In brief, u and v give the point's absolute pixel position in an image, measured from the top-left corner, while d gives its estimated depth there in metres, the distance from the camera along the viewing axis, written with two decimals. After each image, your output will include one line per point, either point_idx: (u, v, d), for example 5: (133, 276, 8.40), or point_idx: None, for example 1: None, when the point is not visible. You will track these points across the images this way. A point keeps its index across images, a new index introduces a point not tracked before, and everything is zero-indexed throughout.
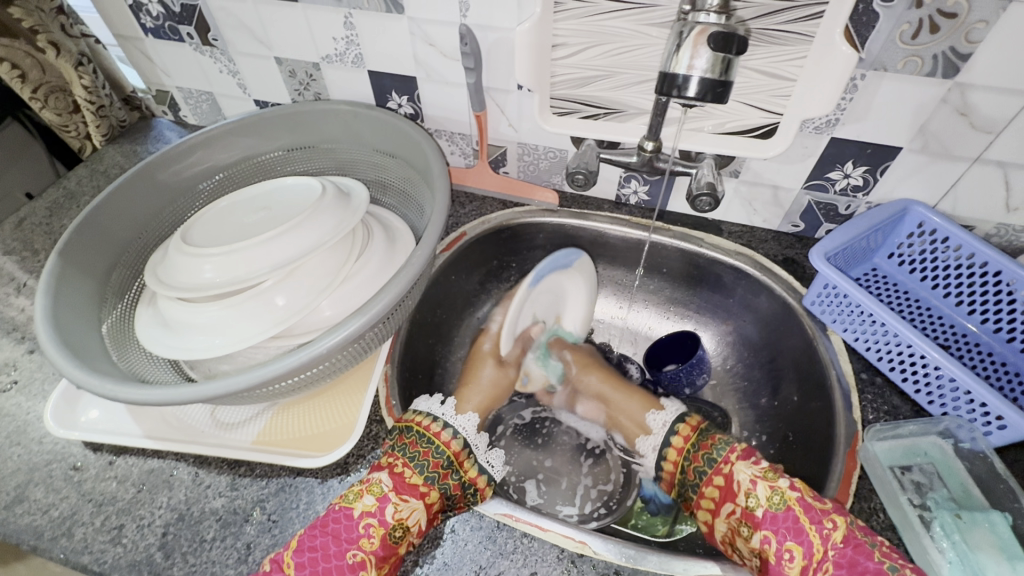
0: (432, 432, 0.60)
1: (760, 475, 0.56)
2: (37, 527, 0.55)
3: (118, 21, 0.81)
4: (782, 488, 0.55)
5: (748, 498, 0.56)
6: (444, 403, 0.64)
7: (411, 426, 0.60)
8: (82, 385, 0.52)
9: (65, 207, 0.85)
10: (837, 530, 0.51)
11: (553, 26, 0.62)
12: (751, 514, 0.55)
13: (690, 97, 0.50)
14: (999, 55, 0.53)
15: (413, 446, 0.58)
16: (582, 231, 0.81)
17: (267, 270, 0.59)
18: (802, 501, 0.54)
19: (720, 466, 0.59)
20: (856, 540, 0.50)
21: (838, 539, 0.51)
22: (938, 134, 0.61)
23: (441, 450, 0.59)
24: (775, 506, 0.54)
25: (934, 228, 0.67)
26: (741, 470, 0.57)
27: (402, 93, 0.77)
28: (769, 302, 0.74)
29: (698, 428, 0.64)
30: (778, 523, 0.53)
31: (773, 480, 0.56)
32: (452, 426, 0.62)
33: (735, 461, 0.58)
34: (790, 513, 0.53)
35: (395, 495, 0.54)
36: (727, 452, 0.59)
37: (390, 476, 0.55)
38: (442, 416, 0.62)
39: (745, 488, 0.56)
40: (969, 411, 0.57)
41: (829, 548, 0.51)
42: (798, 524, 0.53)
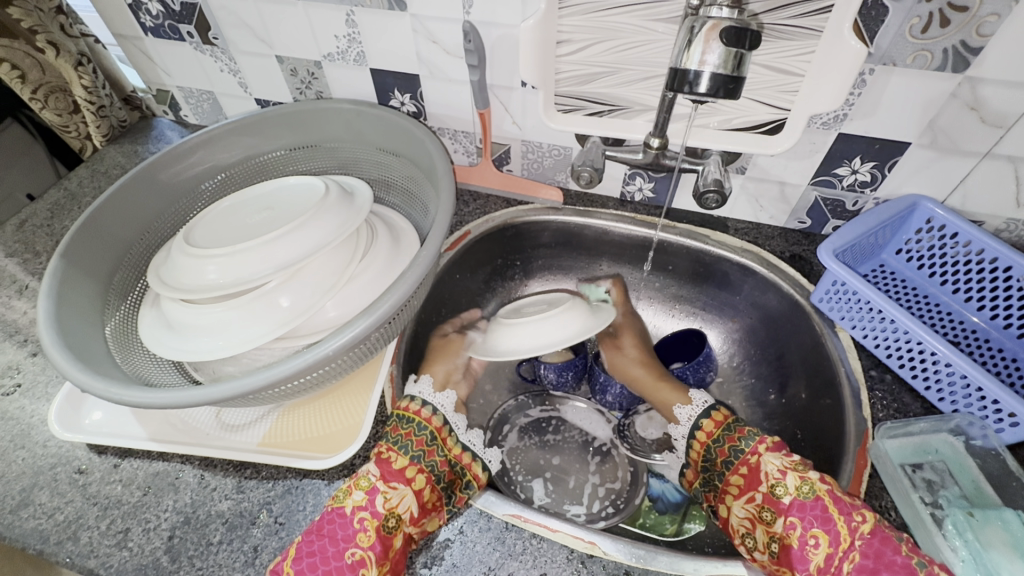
0: (411, 411, 0.61)
1: (790, 466, 0.56)
2: (42, 531, 0.54)
3: (117, 21, 0.80)
4: (812, 478, 0.54)
5: (774, 485, 0.55)
6: (420, 381, 0.65)
7: (395, 413, 0.61)
8: (86, 388, 0.52)
9: (66, 209, 0.84)
10: (865, 522, 0.50)
11: (557, 23, 0.62)
12: (776, 501, 0.54)
13: (702, 93, 0.49)
14: (1011, 48, 0.52)
15: (396, 431, 0.59)
16: (586, 229, 0.80)
17: (272, 271, 0.58)
18: (833, 492, 0.52)
19: (746, 456, 0.59)
20: (884, 534, 0.49)
21: (866, 530, 0.49)
22: (948, 129, 0.60)
23: (423, 427, 0.60)
24: (803, 495, 0.53)
25: (943, 224, 0.66)
26: (770, 460, 0.57)
27: (404, 91, 0.77)
28: (777, 299, 0.74)
29: (727, 421, 0.64)
30: (806, 511, 0.52)
31: (802, 470, 0.55)
32: (431, 403, 0.62)
33: (764, 451, 0.58)
34: (818, 502, 0.52)
35: (383, 484, 0.54)
36: (755, 443, 0.59)
37: (377, 465, 0.55)
38: (420, 395, 0.63)
39: (773, 477, 0.56)
40: (980, 408, 0.57)
41: (856, 538, 0.49)
42: (826, 513, 0.51)
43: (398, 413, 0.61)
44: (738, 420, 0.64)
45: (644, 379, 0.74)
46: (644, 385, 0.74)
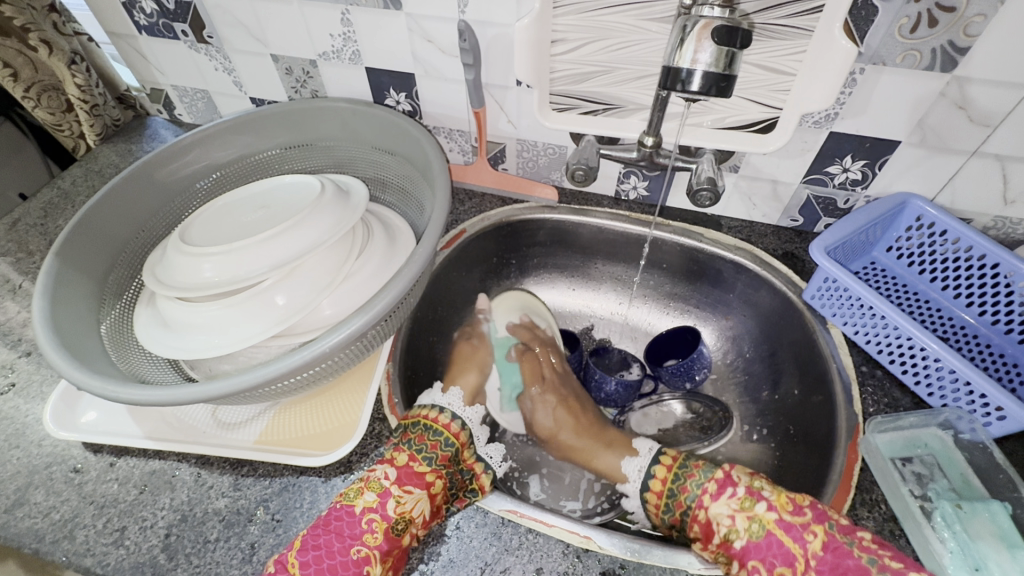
0: (440, 423, 0.61)
1: (738, 508, 0.54)
2: (38, 530, 0.54)
3: (110, 19, 0.80)
4: (760, 514, 0.53)
5: (727, 533, 0.53)
6: (448, 393, 0.68)
7: (418, 421, 0.61)
8: (83, 386, 0.52)
9: (59, 208, 0.84)
10: (816, 539, 0.50)
11: (552, 22, 0.62)
12: (730, 547, 0.53)
13: (694, 91, 0.50)
14: (997, 48, 0.53)
15: (421, 440, 0.59)
16: (581, 228, 0.81)
17: (268, 269, 0.58)
18: (782, 522, 0.52)
19: (696, 512, 0.57)
20: (835, 544, 0.50)
21: (818, 548, 0.50)
22: (936, 127, 0.61)
23: (448, 441, 0.61)
24: (755, 535, 0.52)
25: (932, 222, 0.67)
26: (718, 511, 0.55)
27: (400, 90, 0.77)
28: (770, 296, 0.75)
29: (680, 458, 0.63)
30: (763, 551, 0.52)
31: (749, 509, 0.54)
32: (457, 417, 0.64)
33: (709, 503, 0.56)
34: (771, 538, 0.52)
35: (396, 488, 0.54)
36: (700, 493, 0.57)
37: (393, 469, 0.55)
38: (447, 407, 0.64)
39: (725, 525, 0.54)
40: (968, 403, 0.58)
41: (811, 558, 0.50)
42: (782, 547, 0.51)
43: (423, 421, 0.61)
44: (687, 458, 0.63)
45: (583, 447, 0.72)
46: (583, 460, 0.72)
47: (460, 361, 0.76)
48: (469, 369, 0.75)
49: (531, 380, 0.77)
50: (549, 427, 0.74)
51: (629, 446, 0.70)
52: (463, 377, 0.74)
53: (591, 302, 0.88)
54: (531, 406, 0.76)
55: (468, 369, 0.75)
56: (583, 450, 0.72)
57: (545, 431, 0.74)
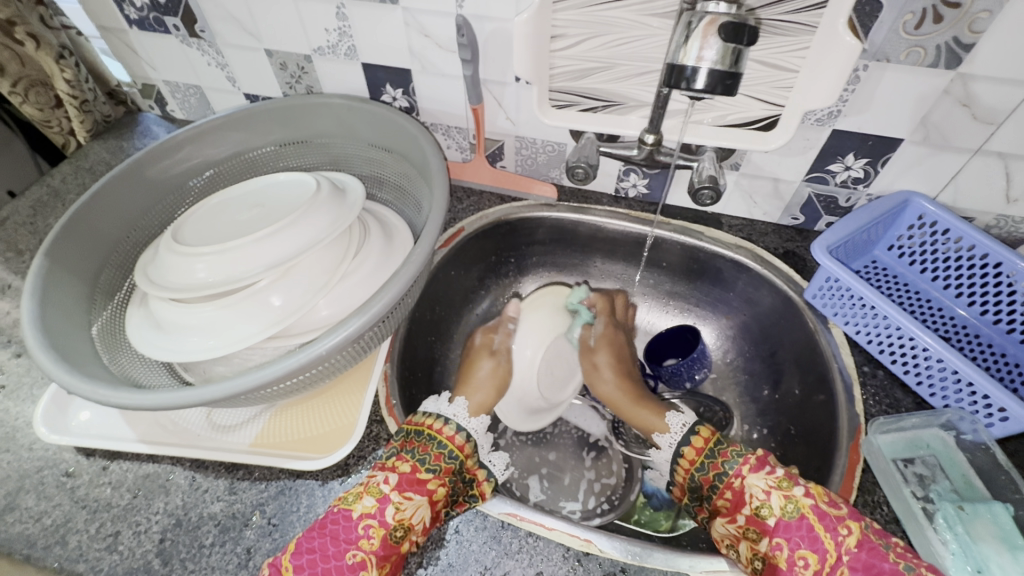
0: (444, 434, 0.58)
1: (775, 485, 0.54)
2: (29, 536, 0.53)
3: (100, 13, 0.78)
4: (797, 496, 0.52)
5: (759, 507, 0.53)
6: (454, 403, 0.62)
7: (422, 430, 0.58)
8: (74, 390, 0.51)
9: (49, 206, 0.82)
10: (850, 535, 0.50)
11: (551, 17, 0.61)
12: (761, 521, 0.53)
13: (699, 89, 0.49)
14: (1002, 45, 0.52)
15: (424, 449, 0.56)
16: (580, 226, 0.80)
17: (262, 270, 0.57)
18: (817, 509, 0.52)
19: (731, 480, 0.56)
20: (870, 544, 0.49)
21: (852, 544, 0.49)
22: (940, 125, 0.60)
23: (453, 453, 0.58)
24: (788, 515, 0.52)
25: (935, 220, 0.67)
26: (754, 483, 0.54)
27: (396, 86, 0.76)
28: (770, 295, 0.74)
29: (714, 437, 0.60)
30: (791, 531, 0.51)
31: (787, 489, 0.53)
32: (465, 429, 0.60)
33: (747, 474, 0.55)
34: (803, 521, 0.51)
35: (396, 494, 0.52)
36: (739, 465, 0.56)
37: (395, 475, 0.54)
38: (453, 417, 0.60)
39: (758, 498, 0.54)
40: (971, 404, 0.57)
41: (843, 553, 0.49)
42: (812, 532, 0.51)
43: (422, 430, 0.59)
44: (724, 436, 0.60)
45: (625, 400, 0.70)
46: (625, 407, 0.70)
47: (478, 376, 0.70)
48: (484, 389, 0.68)
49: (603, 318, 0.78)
50: (603, 361, 0.74)
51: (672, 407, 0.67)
52: (481, 392, 0.68)
53: None
54: (596, 338, 0.76)
55: (484, 386, 0.69)
56: (627, 405, 0.70)
57: (597, 364, 0.74)
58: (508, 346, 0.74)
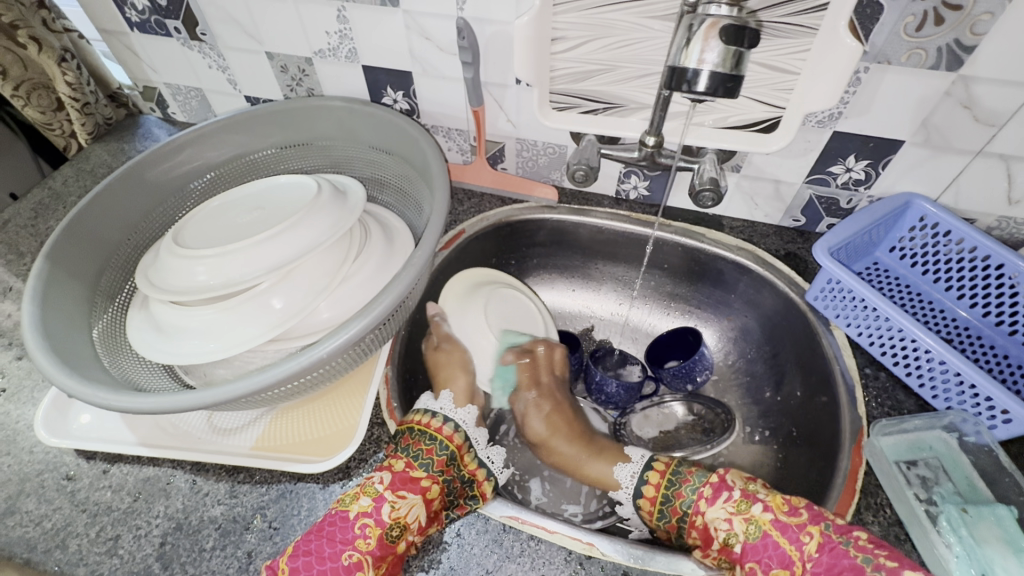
0: (432, 428, 0.59)
1: (734, 510, 0.54)
2: (29, 539, 0.53)
3: (101, 16, 0.78)
4: (756, 516, 0.53)
5: (726, 539, 0.53)
6: (440, 398, 0.64)
7: (413, 426, 0.59)
8: (75, 394, 0.51)
9: (50, 209, 0.82)
10: (812, 541, 0.50)
11: (552, 20, 0.61)
12: (730, 550, 0.53)
13: (701, 92, 0.49)
14: (1004, 47, 0.52)
15: (416, 445, 0.57)
16: (581, 228, 0.80)
17: (263, 272, 0.57)
18: (777, 522, 0.52)
19: (693, 518, 0.56)
20: (831, 544, 0.49)
21: (813, 549, 0.50)
22: (941, 127, 0.60)
23: (444, 445, 0.59)
24: (752, 536, 0.52)
25: (936, 222, 0.67)
26: (715, 516, 0.54)
27: (397, 89, 0.76)
28: (771, 297, 0.74)
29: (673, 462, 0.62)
30: (760, 552, 0.52)
31: (745, 511, 0.53)
32: (452, 419, 0.62)
33: (705, 508, 0.55)
34: (768, 539, 0.52)
35: (390, 493, 0.52)
36: (696, 500, 0.56)
37: (389, 474, 0.54)
38: (441, 410, 0.62)
39: (722, 531, 0.53)
40: (973, 406, 0.57)
41: (807, 560, 0.50)
42: (779, 548, 0.51)
43: (414, 427, 0.59)
44: (681, 462, 0.62)
45: (573, 457, 0.69)
46: (576, 466, 0.69)
47: (443, 368, 0.70)
48: (456, 375, 0.69)
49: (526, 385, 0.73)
50: (542, 433, 0.71)
51: (621, 455, 0.67)
52: (456, 384, 0.68)
53: (591, 303, 0.87)
54: (524, 412, 0.73)
55: (454, 374, 0.69)
56: (576, 462, 0.69)
57: (539, 439, 0.71)
58: (447, 333, 0.74)
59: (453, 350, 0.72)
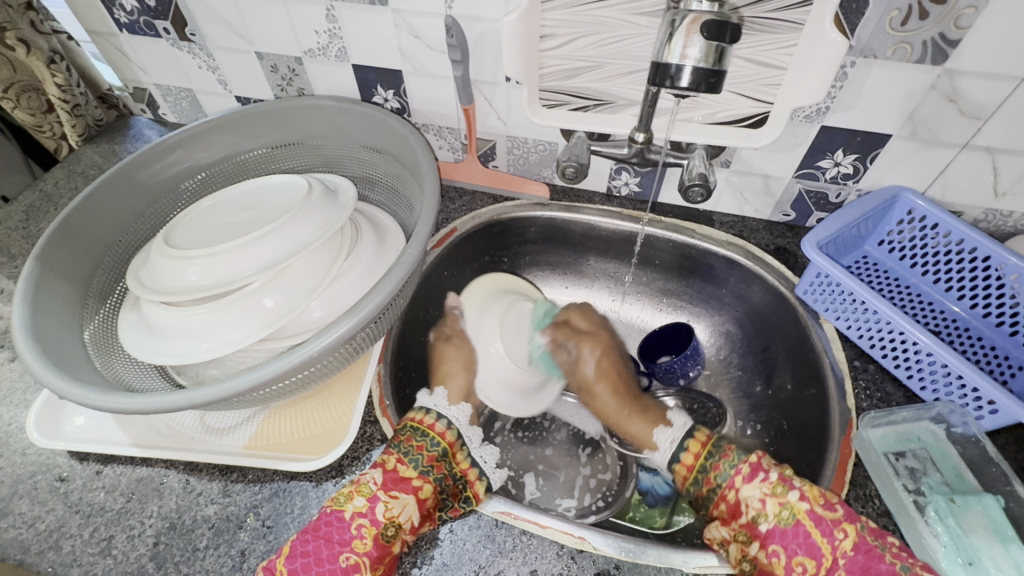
0: (426, 425, 0.60)
1: (769, 492, 0.54)
2: (23, 541, 0.53)
3: (90, 17, 0.78)
4: (792, 502, 0.53)
5: (755, 517, 0.54)
6: (435, 394, 0.65)
7: (407, 424, 0.59)
8: (64, 395, 0.51)
9: (41, 211, 0.82)
10: (847, 538, 0.50)
11: (541, 17, 0.61)
12: (756, 529, 0.54)
13: (684, 87, 0.49)
14: (987, 41, 0.53)
15: (408, 441, 0.57)
16: (573, 225, 0.80)
17: (253, 272, 0.57)
18: (812, 514, 0.52)
19: (725, 491, 0.58)
20: (866, 545, 0.49)
21: (848, 547, 0.50)
22: (928, 121, 0.61)
23: (436, 441, 0.59)
24: (783, 522, 0.53)
25: (924, 215, 0.67)
26: (749, 493, 0.55)
27: (387, 88, 0.76)
28: (762, 292, 0.74)
29: (709, 442, 0.63)
30: (789, 538, 0.52)
31: (781, 495, 0.54)
32: (446, 417, 0.62)
33: (742, 484, 0.56)
34: (800, 527, 0.52)
35: (383, 493, 0.53)
36: (734, 475, 0.57)
37: (382, 472, 0.54)
38: (434, 407, 0.62)
39: (754, 508, 0.55)
40: (961, 396, 0.58)
41: (839, 556, 0.50)
42: (809, 538, 0.51)
43: (410, 425, 0.60)
44: (720, 440, 0.63)
45: (616, 412, 0.73)
46: (615, 418, 0.73)
47: (447, 362, 0.73)
48: (457, 372, 0.72)
49: (571, 339, 0.79)
50: (592, 377, 0.76)
51: (664, 418, 0.69)
52: (455, 379, 0.71)
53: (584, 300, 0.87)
54: (577, 358, 0.78)
55: (456, 370, 0.72)
56: (618, 416, 0.73)
57: (587, 382, 0.76)
58: (461, 328, 0.77)
59: (461, 346, 0.75)
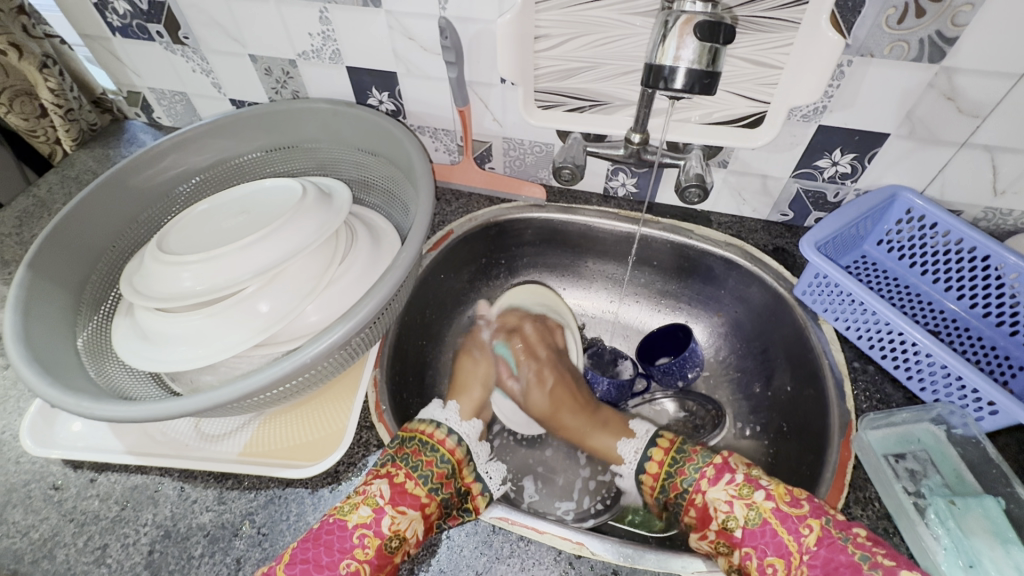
0: (436, 439, 0.61)
1: (735, 494, 0.55)
2: (17, 550, 0.53)
3: (83, 21, 0.77)
4: (758, 502, 0.54)
5: (725, 520, 0.55)
6: (447, 408, 0.66)
7: (416, 435, 0.60)
8: (58, 403, 0.50)
9: (35, 216, 0.82)
10: (811, 534, 0.51)
11: (534, 18, 0.60)
12: (728, 534, 0.54)
13: (678, 89, 0.49)
14: (984, 38, 0.52)
15: (417, 455, 0.58)
16: (570, 226, 0.80)
17: (248, 277, 0.57)
18: (778, 512, 0.53)
19: (693, 496, 0.58)
20: (829, 539, 0.50)
21: (812, 542, 0.50)
22: (925, 119, 0.60)
23: (445, 458, 0.60)
24: (751, 522, 0.53)
25: (922, 214, 0.67)
26: (716, 495, 0.56)
27: (382, 89, 0.75)
28: (760, 293, 0.74)
29: (676, 443, 0.64)
30: (757, 539, 0.53)
31: (747, 496, 0.55)
32: (455, 433, 0.63)
33: (707, 487, 0.57)
34: (766, 527, 0.53)
35: (391, 507, 0.52)
36: (698, 479, 0.58)
37: (388, 485, 0.54)
38: (445, 422, 0.64)
39: (722, 511, 0.55)
40: (961, 398, 0.57)
41: (805, 552, 0.50)
42: (776, 537, 0.52)
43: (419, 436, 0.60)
44: (685, 442, 0.64)
45: (577, 428, 0.73)
46: (579, 437, 0.73)
47: (466, 376, 0.75)
48: (472, 387, 0.74)
49: (524, 363, 0.78)
50: (546, 405, 0.75)
51: (626, 429, 0.72)
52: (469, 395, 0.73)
53: (582, 302, 0.87)
54: (527, 384, 0.77)
55: (473, 385, 0.74)
56: (579, 430, 0.73)
57: (541, 409, 0.75)
58: (484, 342, 0.80)
59: (479, 361, 0.77)
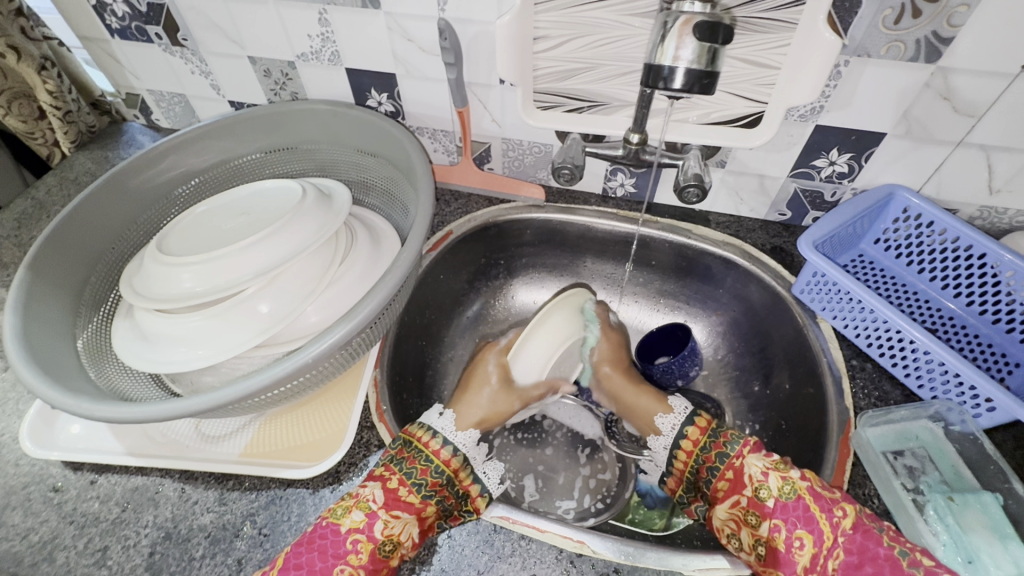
0: (431, 449, 0.57)
1: (772, 466, 0.54)
2: (16, 553, 0.53)
3: (81, 23, 0.77)
4: (793, 479, 0.53)
5: (758, 488, 0.54)
6: (445, 415, 0.62)
7: (410, 441, 0.58)
8: (59, 405, 0.50)
9: (33, 219, 0.82)
10: (846, 517, 0.50)
11: (533, 19, 0.61)
12: (760, 504, 0.53)
13: (677, 89, 0.49)
14: (980, 38, 0.53)
15: (411, 462, 0.56)
16: (569, 226, 0.80)
17: (249, 278, 0.57)
18: (812, 490, 0.52)
19: (732, 460, 0.57)
20: (864, 526, 0.50)
21: (847, 526, 0.50)
22: (921, 118, 0.61)
23: (440, 468, 0.57)
24: (785, 496, 0.52)
25: (919, 213, 0.67)
26: (753, 463, 0.55)
27: (381, 91, 0.76)
28: (759, 291, 0.74)
29: (713, 424, 0.61)
30: (789, 512, 0.52)
31: (784, 470, 0.54)
32: (451, 443, 0.59)
33: (747, 454, 0.56)
34: (800, 502, 0.52)
35: (384, 511, 0.52)
36: (740, 446, 0.57)
37: (382, 490, 0.53)
38: (441, 430, 0.60)
39: (757, 480, 0.54)
40: (958, 395, 0.58)
41: (839, 535, 0.50)
42: (808, 513, 0.51)
43: (410, 440, 0.58)
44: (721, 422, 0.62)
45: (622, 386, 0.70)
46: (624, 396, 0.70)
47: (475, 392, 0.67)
48: (482, 406, 0.65)
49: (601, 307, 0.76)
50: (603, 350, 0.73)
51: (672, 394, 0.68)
52: (475, 413, 0.65)
53: None
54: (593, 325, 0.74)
55: (482, 405, 0.65)
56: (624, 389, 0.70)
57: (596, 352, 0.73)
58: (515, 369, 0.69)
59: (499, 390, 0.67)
